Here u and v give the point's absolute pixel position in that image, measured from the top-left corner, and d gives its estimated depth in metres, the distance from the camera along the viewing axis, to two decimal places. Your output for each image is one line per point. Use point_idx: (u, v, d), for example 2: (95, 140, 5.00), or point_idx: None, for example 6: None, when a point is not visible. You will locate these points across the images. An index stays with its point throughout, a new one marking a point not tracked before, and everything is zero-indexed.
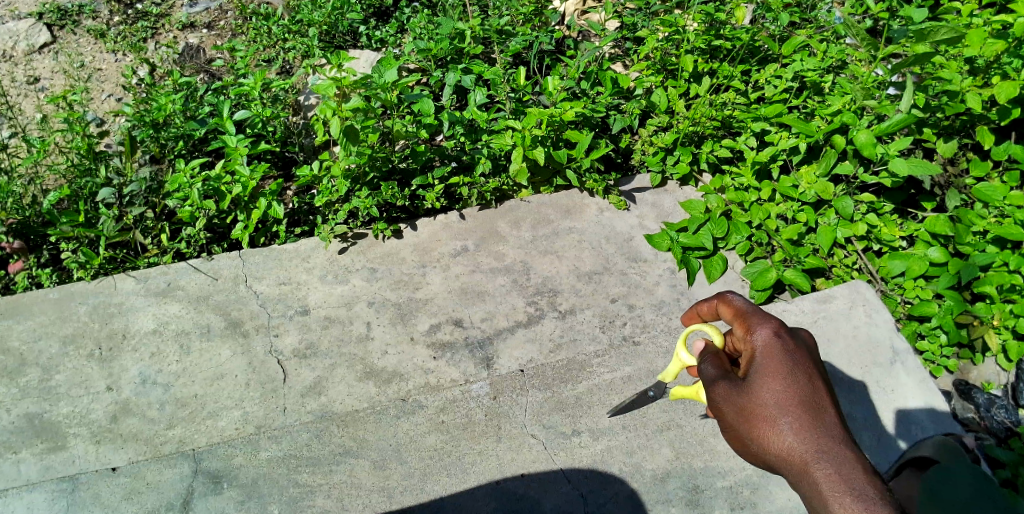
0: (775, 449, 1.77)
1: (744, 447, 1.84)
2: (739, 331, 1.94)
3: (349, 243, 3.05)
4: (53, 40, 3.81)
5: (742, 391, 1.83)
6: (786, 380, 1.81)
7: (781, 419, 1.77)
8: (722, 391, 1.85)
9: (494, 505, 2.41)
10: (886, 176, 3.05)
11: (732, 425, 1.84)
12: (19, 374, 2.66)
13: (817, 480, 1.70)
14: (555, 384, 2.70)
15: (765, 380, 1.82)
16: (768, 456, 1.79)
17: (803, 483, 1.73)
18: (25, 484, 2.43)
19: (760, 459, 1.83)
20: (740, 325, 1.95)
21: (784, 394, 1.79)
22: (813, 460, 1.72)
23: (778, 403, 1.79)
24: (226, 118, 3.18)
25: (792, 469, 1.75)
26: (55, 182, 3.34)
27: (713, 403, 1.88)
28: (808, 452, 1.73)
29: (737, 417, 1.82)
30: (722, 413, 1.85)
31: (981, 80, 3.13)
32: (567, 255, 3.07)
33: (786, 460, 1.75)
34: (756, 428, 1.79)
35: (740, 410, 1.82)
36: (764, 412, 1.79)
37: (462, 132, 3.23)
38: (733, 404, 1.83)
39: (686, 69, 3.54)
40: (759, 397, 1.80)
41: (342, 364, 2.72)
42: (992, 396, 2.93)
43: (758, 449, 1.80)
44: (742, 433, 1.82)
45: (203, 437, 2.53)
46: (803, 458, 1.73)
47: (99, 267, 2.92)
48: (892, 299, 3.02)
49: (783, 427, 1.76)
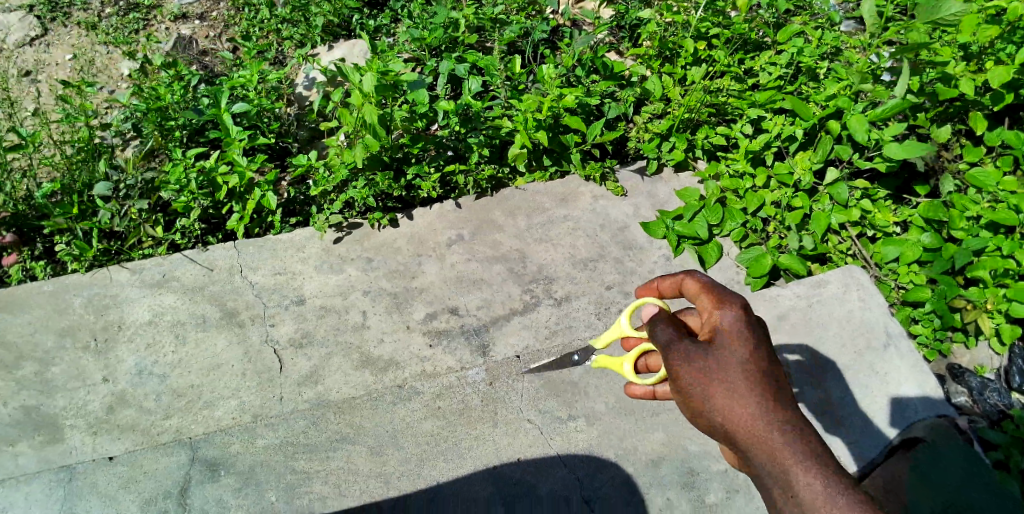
0: (734, 421, 1.73)
1: (698, 417, 1.79)
2: (705, 304, 1.89)
3: (345, 233, 3.05)
4: (44, 32, 3.79)
5: (706, 361, 1.77)
6: (751, 355, 1.77)
7: (745, 392, 1.73)
8: (685, 358, 1.79)
9: (491, 490, 2.42)
10: (881, 161, 3.07)
11: (689, 394, 1.79)
12: (16, 367, 2.66)
13: (778, 455, 1.69)
14: (551, 370, 2.70)
15: (730, 353, 1.78)
16: (726, 428, 1.75)
17: (761, 458, 1.71)
18: (23, 475, 2.43)
19: (713, 431, 1.79)
20: (706, 298, 1.89)
21: (749, 367, 1.76)
22: (775, 436, 1.70)
23: (743, 376, 1.74)
24: (224, 110, 3.15)
25: (751, 443, 1.72)
26: (48, 174, 3.33)
27: (670, 368, 1.82)
28: (770, 428, 1.70)
29: (697, 385, 1.77)
30: (681, 380, 1.80)
31: (975, 66, 3.14)
32: (563, 243, 3.07)
33: (748, 435, 1.72)
34: (718, 398, 1.74)
35: (703, 379, 1.76)
36: (729, 384, 1.74)
37: (456, 122, 3.19)
38: (695, 371, 1.77)
39: (686, 53, 3.56)
40: (724, 368, 1.76)
41: (338, 353, 2.72)
42: (986, 379, 2.93)
43: (716, 420, 1.76)
44: (700, 402, 1.77)
45: (200, 427, 2.54)
46: (764, 433, 1.71)
47: (94, 259, 2.93)
48: (886, 284, 3.02)
49: (746, 400, 1.72)
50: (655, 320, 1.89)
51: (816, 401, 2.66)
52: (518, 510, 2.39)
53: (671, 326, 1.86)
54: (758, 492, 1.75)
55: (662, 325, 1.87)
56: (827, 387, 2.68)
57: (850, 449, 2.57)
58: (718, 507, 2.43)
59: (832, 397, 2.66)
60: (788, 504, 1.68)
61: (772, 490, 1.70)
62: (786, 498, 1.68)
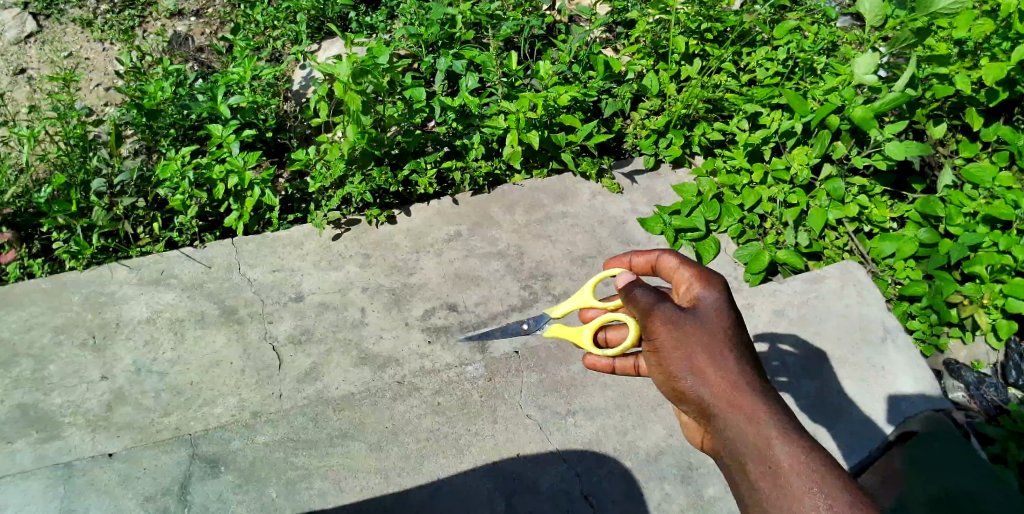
0: (713, 385, 1.76)
1: (673, 379, 1.81)
2: (685, 279, 1.96)
3: (343, 230, 3.05)
4: (39, 29, 3.77)
5: (689, 322, 1.82)
6: (730, 325, 1.83)
7: (726, 358, 1.78)
8: (667, 318, 1.83)
9: (491, 485, 2.43)
10: (880, 158, 3.09)
11: (668, 353, 1.81)
12: (13, 365, 2.65)
13: (754, 424, 1.71)
14: (550, 366, 2.71)
15: (711, 320, 1.83)
16: (704, 393, 1.77)
17: (738, 427, 1.72)
18: (20, 472, 2.43)
19: (686, 395, 1.81)
20: (686, 273, 1.96)
21: (729, 337, 1.81)
22: (753, 404, 1.73)
23: (723, 342, 1.80)
24: (219, 103, 3.19)
25: (727, 410, 1.74)
26: (45, 171, 3.32)
27: (653, 330, 1.84)
28: (749, 396, 1.74)
29: (677, 346, 1.80)
30: (661, 339, 1.82)
31: (970, 62, 3.16)
32: (561, 239, 3.08)
33: (726, 401, 1.74)
34: (698, 359, 1.77)
35: (683, 340, 1.80)
36: (711, 348, 1.78)
37: (455, 118, 3.21)
38: (678, 332, 1.81)
39: (678, 50, 3.54)
40: (706, 333, 1.80)
41: (337, 350, 2.73)
42: (982, 374, 2.95)
43: (693, 382, 1.77)
44: (678, 362, 1.79)
45: (199, 424, 2.53)
46: (742, 400, 1.73)
47: (92, 257, 2.95)
48: (882, 279, 3.05)
49: (726, 366, 1.77)
50: (637, 282, 1.93)
51: (814, 395, 2.66)
52: (518, 505, 2.40)
53: (653, 289, 1.90)
54: (728, 463, 1.75)
55: (644, 286, 1.91)
56: (825, 381, 2.68)
57: (848, 442, 2.56)
58: (716, 500, 2.44)
59: (828, 390, 2.66)
60: (761, 474, 1.68)
61: (746, 459, 1.70)
62: (760, 467, 1.68)
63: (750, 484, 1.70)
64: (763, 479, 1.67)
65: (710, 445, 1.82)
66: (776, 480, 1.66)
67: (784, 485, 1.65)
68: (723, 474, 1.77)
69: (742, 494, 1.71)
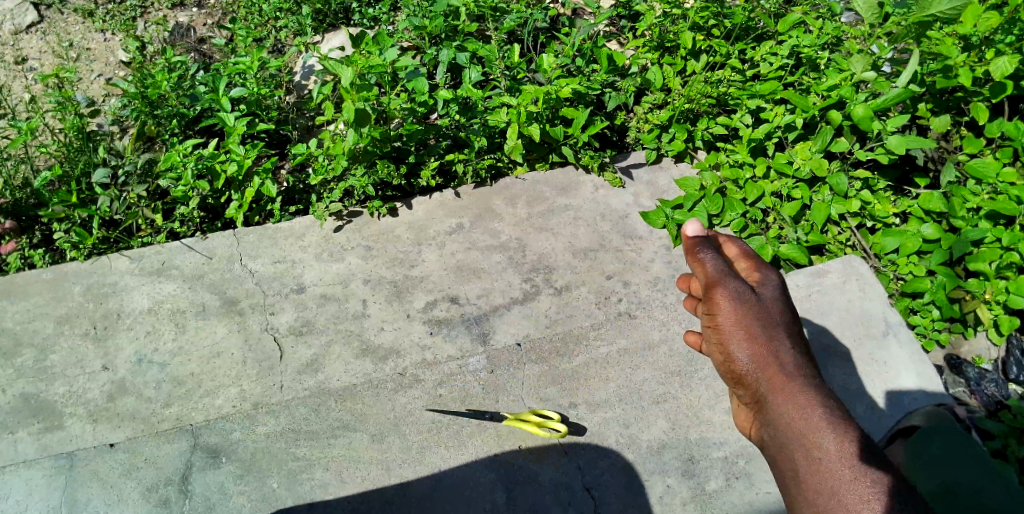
0: (769, 371, 1.65)
1: (727, 356, 1.72)
2: (747, 265, 1.83)
3: (345, 222, 3.04)
4: (40, 19, 3.76)
5: (750, 300, 1.71)
6: (788, 316, 1.74)
7: (785, 346, 1.67)
8: (731, 292, 1.72)
9: (492, 477, 2.42)
10: (881, 151, 3.08)
11: (725, 328, 1.71)
12: (15, 355, 2.64)
13: (803, 411, 1.58)
14: (552, 358, 2.71)
15: (771, 304, 1.73)
16: (761, 380, 1.65)
17: (787, 411, 1.60)
18: (22, 462, 2.43)
19: (742, 378, 1.70)
20: (748, 261, 1.83)
21: (787, 324, 1.72)
22: (806, 393, 1.60)
23: (781, 328, 1.70)
24: (221, 95, 3.16)
25: (777, 395, 1.62)
26: (46, 162, 3.32)
27: (714, 303, 1.73)
28: (802, 385, 1.61)
29: (738, 322, 1.69)
30: (721, 313, 1.72)
31: (977, 55, 3.11)
32: (563, 232, 3.07)
33: (779, 387, 1.62)
34: (756, 339, 1.67)
35: (743, 317, 1.69)
36: (768, 330, 1.68)
37: (456, 111, 3.23)
38: (740, 309, 1.70)
39: (685, 46, 3.55)
40: (763, 313, 1.70)
41: (338, 341, 2.72)
42: (983, 370, 2.93)
43: (750, 362, 1.67)
44: (736, 341, 1.69)
45: (200, 415, 2.53)
46: (796, 389, 1.61)
47: (93, 247, 2.94)
48: (884, 275, 3.05)
49: (784, 352, 1.66)
50: (707, 245, 1.80)
51: None
52: (520, 497, 2.39)
53: (721, 260, 1.79)
54: (775, 454, 1.63)
55: (714, 254, 1.79)
56: (829, 374, 2.67)
57: None
58: (718, 494, 2.42)
59: (832, 383, 2.66)
60: (805, 464, 1.54)
61: (791, 448, 1.57)
62: (805, 457, 1.54)
63: (789, 472, 1.58)
64: (806, 471, 1.54)
65: (756, 435, 1.70)
66: (816, 470, 1.52)
67: (826, 477, 1.51)
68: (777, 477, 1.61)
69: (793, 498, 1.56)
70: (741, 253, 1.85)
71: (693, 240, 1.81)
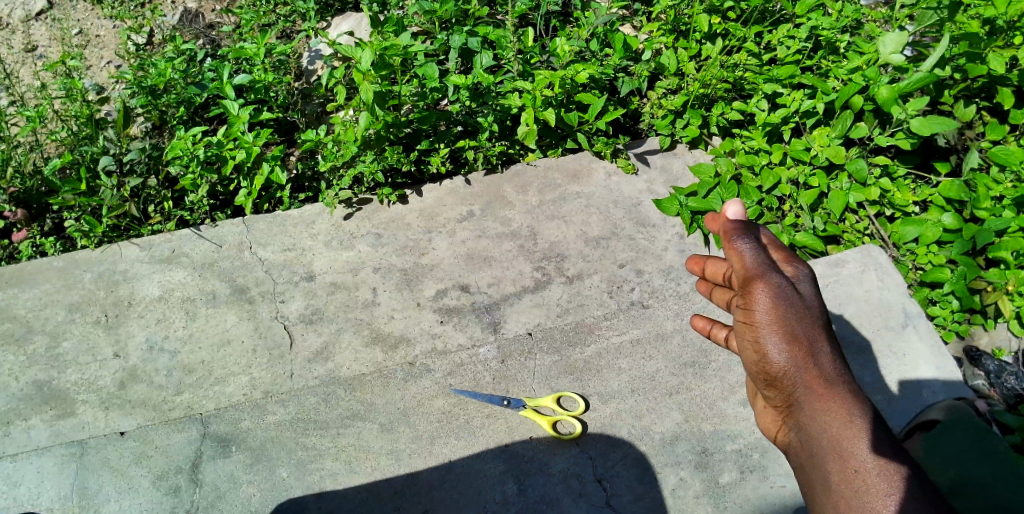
0: (808, 374, 1.65)
1: (762, 356, 1.70)
2: (781, 255, 1.78)
3: (354, 209, 3.02)
4: (49, 6, 3.74)
5: (791, 297, 1.67)
6: (823, 312, 1.72)
7: (823, 348, 1.67)
8: (772, 287, 1.67)
9: (502, 468, 2.41)
10: (903, 139, 2.98)
11: (764, 328, 1.67)
12: (28, 341, 2.65)
13: (841, 420, 1.60)
14: (564, 348, 2.68)
15: (810, 302, 1.71)
16: (798, 382, 1.66)
17: (826, 420, 1.62)
18: (34, 449, 2.44)
19: (777, 379, 1.69)
20: (780, 252, 1.79)
21: (825, 323, 1.70)
22: (845, 401, 1.62)
23: (819, 327, 1.68)
24: (226, 83, 3.14)
25: (815, 400, 1.63)
26: (56, 149, 3.31)
27: (755, 299, 1.68)
28: (841, 393, 1.64)
29: (777, 322, 1.66)
30: (760, 310, 1.68)
31: (1003, 40, 3.10)
32: (575, 220, 3.03)
33: (818, 393, 1.63)
34: (796, 341, 1.65)
35: (783, 316, 1.66)
36: (808, 331, 1.67)
37: (467, 96, 3.13)
38: (783, 309, 1.66)
39: (700, 29, 3.47)
40: (804, 313, 1.67)
41: (348, 330, 2.71)
42: (1004, 363, 2.86)
43: (789, 364, 1.66)
44: (774, 340, 1.67)
45: (211, 403, 2.53)
46: (834, 396, 1.63)
47: (104, 235, 2.90)
48: (903, 265, 2.98)
49: (821, 352, 1.66)
50: (744, 232, 1.73)
51: None
52: (530, 488, 2.37)
53: (758, 248, 1.72)
54: (807, 460, 1.65)
55: (752, 241, 1.71)
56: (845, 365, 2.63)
57: None
58: (731, 487, 2.39)
59: None
60: (842, 476, 1.57)
61: (826, 455, 1.60)
62: (843, 467, 1.57)
63: (820, 476, 1.61)
64: (843, 481, 1.56)
65: (784, 436, 1.73)
66: (855, 482, 1.55)
67: (864, 487, 1.54)
68: (805, 478, 1.65)
69: (822, 501, 1.60)
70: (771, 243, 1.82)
71: (732, 227, 1.73)
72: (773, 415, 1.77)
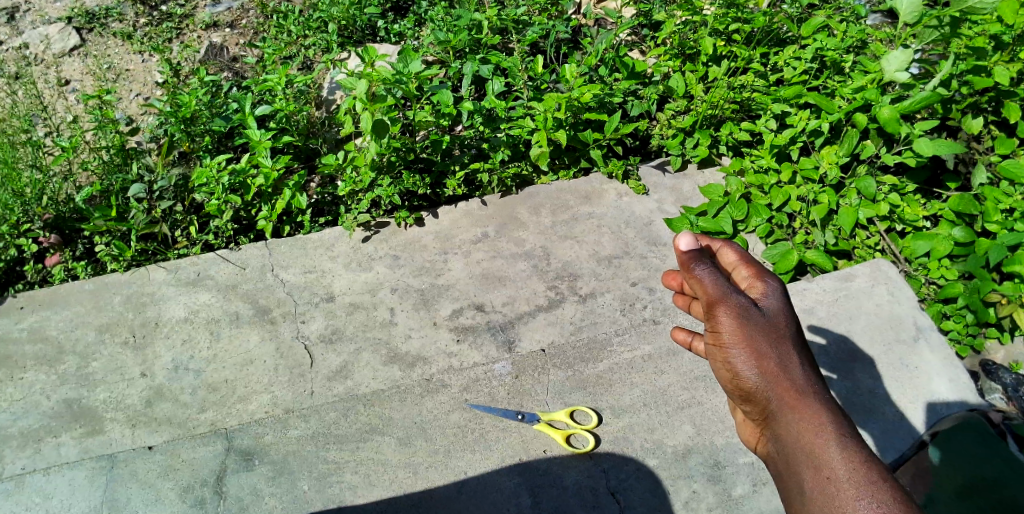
0: (779, 387, 1.66)
1: (733, 374, 1.74)
2: (750, 273, 1.87)
3: (372, 232, 3.11)
4: (82, 43, 3.93)
5: (753, 316, 1.73)
6: (793, 323, 1.76)
7: (792, 361, 1.69)
8: (734, 308, 1.74)
9: (518, 481, 2.45)
10: (910, 155, 3.05)
11: (731, 348, 1.73)
12: (59, 362, 2.75)
13: (812, 429, 1.59)
14: (577, 364, 2.73)
15: (775, 318, 1.75)
16: (769, 396, 1.67)
17: (797, 430, 1.61)
18: (64, 464, 2.52)
19: (750, 394, 1.72)
20: (749, 270, 1.88)
21: (795, 336, 1.74)
22: (817, 411, 1.61)
23: (787, 340, 1.72)
24: (248, 115, 3.28)
25: (786, 412, 1.64)
26: (88, 178, 3.44)
27: (720, 321, 1.75)
28: (812, 402, 1.63)
29: (743, 340, 1.72)
30: (726, 331, 1.74)
31: (1009, 55, 3.17)
32: (587, 240, 3.10)
33: (789, 404, 1.64)
34: (764, 358, 1.69)
35: (748, 334, 1.72)
36: (775, 346, 1.70)
37: (481, 122, 3.30)
38: (747, 328, 1.72)
39: (705, 52, 3.56)
40: (768, 329, 1.72)
41: (367, 349, 2.78)
42: (1021, 376, 2.84)
43: (759, 380, 1.69)
44: (742, 358, 1.71)
45: (234, 419, 2.60)
46: (805, 405, 1.62)
47: (133, 259, 3.02)
48: (916, 279, 2.99)
49: (789, 364, 1.68)
50: (701, 258, 1.83)
51: (846, 392, 2.62)
52: (545, 500, 2.41)
53: (717, 271, 1.80)
54: (782, 470, 1.62)
55: (709, 266, 1.80)
56: (857, 378, 2.65)
57: (880, 441, 2.52)
58: (745, 500, 2.41)
59: (860, 388, 2.63)
60: (815, 482, 1.53)
61: (798, 463, 1.57)
62: (816, 473, 1.54)
63: (794, 485, 1.58)
64: (815, 489, 1.52)
65: (762, 448, 1.72)
66: (826, 486, 1.50)
67: (835, 492, 1.49)
68: (782, 489, 1.62)
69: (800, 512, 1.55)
70: (740, 262, 1.90)
71: (687, 255, 1.83)
72: (752, 428, 1.78)
